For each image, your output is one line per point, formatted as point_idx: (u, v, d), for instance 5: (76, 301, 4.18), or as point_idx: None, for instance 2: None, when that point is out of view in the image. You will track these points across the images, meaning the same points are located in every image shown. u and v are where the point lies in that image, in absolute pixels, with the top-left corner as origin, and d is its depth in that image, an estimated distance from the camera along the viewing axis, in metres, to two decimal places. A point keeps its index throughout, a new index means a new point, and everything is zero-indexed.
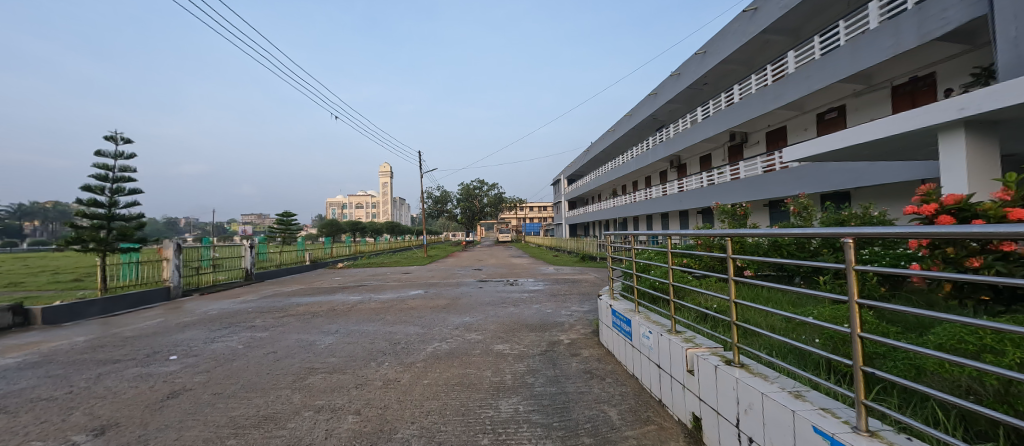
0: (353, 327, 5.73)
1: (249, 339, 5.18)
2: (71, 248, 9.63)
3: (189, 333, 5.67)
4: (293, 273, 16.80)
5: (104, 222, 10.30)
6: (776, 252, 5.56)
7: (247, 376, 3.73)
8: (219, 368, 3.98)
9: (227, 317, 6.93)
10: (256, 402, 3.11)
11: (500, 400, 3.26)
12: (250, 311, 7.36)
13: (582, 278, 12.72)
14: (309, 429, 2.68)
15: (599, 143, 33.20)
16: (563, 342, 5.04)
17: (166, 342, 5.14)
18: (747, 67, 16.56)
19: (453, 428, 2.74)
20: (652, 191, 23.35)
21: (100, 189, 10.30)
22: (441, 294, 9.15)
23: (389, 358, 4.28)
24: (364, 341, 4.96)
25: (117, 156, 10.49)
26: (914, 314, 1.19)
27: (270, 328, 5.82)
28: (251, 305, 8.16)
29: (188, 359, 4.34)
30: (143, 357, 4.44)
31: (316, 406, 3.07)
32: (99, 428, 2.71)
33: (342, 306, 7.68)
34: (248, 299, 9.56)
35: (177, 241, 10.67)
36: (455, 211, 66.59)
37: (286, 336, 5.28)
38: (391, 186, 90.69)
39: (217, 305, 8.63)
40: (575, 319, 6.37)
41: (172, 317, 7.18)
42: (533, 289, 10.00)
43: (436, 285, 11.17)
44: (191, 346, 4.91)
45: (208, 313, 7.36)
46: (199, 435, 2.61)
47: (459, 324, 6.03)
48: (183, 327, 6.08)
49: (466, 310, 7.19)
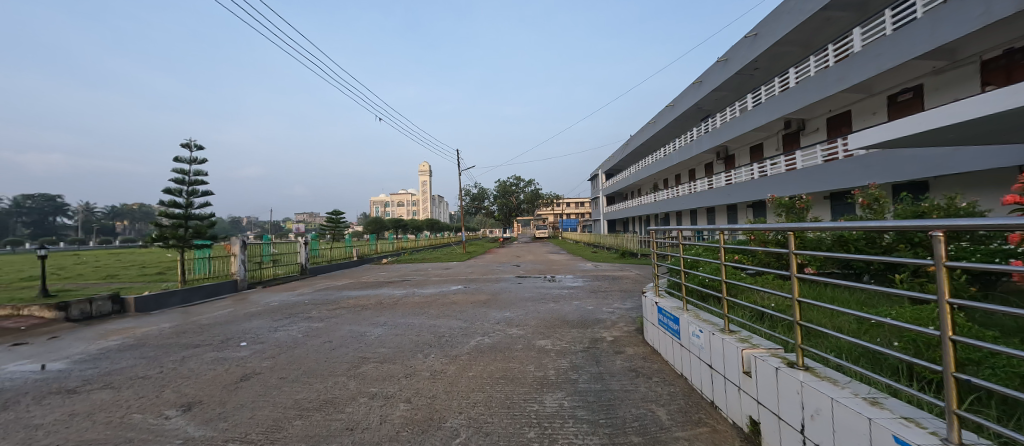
0: (400, 320, 5.98)
1: (307, 329, 5.55)
2: (157, 244, 10.76)
3: (256, 322, 6.18)
4: (343, 268, 17.77)
5: (182, 221, 11.37)
6: (841, 247, 5.17)
7: (308, 362, 4.02)
8: (282, 355, 4.30)
9: (287, 308, 7.48)
10: (316, 388, 3.32)
11: (544, 395, 3.27)
12: (307, 303, 7.88)
13: (622, 274, 12.43)
14: (365, 416, 2.82)
15: (639, 136, 32.20)
16: (606, 340, 4.95)
17: (236, 330, 5.63)
18: (805, 48, 15.30)
19: (499, 420, 2.78)
20: (697, 185, 22.33)
21: (179, 191, 11.42)
22: (481, 289, 9.29)
23: (435, 351, 4.41)
24: (411, 334, 5.16)
25: (193, 161, 11.58)
26: (1014, 313, 1.04)
27: (325, 319, 6.20)
28: (307, 298, 8.75)
29: (256, 346, 4.74)
30: (217, 343, 4.90)
31: (370, 393, 3.23)
32: (186, 404, 3.03)
33: (388, 300, 8.02)
34: (304, 291, 10.23)
35: (243, 238, 11.61)
36: (493, 208, 67.37)
37: (339, 327, 5.61)
38: (430, 185, 93.28)
39: (278, 297, 9.33)
40: (617, 317, 6.23)
41: (240, 307, 7.87)
42: (572, 286, 9.90)
43: (475, 280, 11.33)
44: (258, 333, 5.35)
45: (270, 305, 7.98)
46: (269, 414, 2.84)
47: (500, 318, 6.11)
48: (250, 317, 6.63)
49: (506, 305, 7.25)
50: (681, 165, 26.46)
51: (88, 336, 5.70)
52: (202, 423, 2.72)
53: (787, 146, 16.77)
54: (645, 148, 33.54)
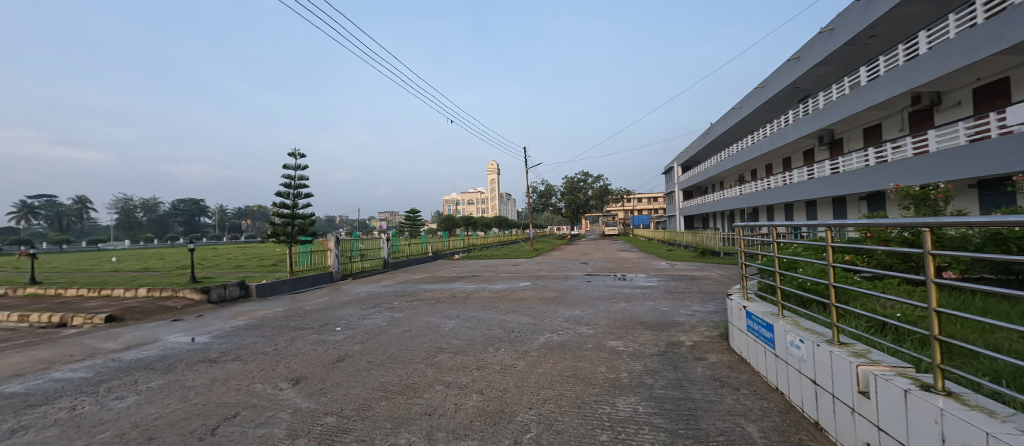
0: (472, 314, 6.22)
1: (390, 318, 6.06)
2: (271, 240, 12.54)
3: (347, 310, 6.93)
4: (419, 263, 19.07)
5: (290, 219, 12.89)
6: (997, 247, 4.16)
7: (391, 349, 4.39)
8: (370, 341, 4.76)
9: (373, 298, 8.26)
10: (398, 373, 3.61)
11: (617, 398, 3.15)
12: (390, 294, 8.62)
13: (702, 275, 11.47)
14: (443, 403, 2.98)
15: (721, 124, 29.41)
16: (684, 344, 4.61)
17: (332, 316, 6.36)
18: (942, 5, 12.57)
19: (571, 419, 2.74)
20: (794, 176, 19.70)
21: (287, 194, 13.08)
22: (550, 287, 9.28)
23: (505, 345, 4.52)
24: (483, 327, 5.34)
25: (297, 167, 13.24)
26: None
27: (405, 310, 6.72)
28: (389, 290, 9.55)
29: (348, 331, 5.30)
30: (318, 327, 5.58)
31: (446, 382, 3.42)
32: (295, 379, 3.49)
33: (460, 294, 8.41)
34: (387, 283, 11.20)
35: (337, 234, 13.03)
36: (560, 205, 66.87)
37: (418, 317, 6.03)
38: (498, 183, 95.61)
39: (366, 288, 10.35)
40: (697, 320, 5.76)
41: (336, 296, 8.89)
42: (646, 286, 9.40)
43: (544, 277, 11.36)
44: (349, 320, 5.99)
45: (360, 295, 8.89)
46: (360, 394, 3.16)
47: (569, 317, 6.03)
48: (342, 305, 7.44)
49: (575, 303, 7.15)
50: (772, 154, 23.56)
51: (224, 316, 6.90)
52: (307, 396, 3.12)
53: (916, 125, 13.96)
54: (729, 136, 30.51)
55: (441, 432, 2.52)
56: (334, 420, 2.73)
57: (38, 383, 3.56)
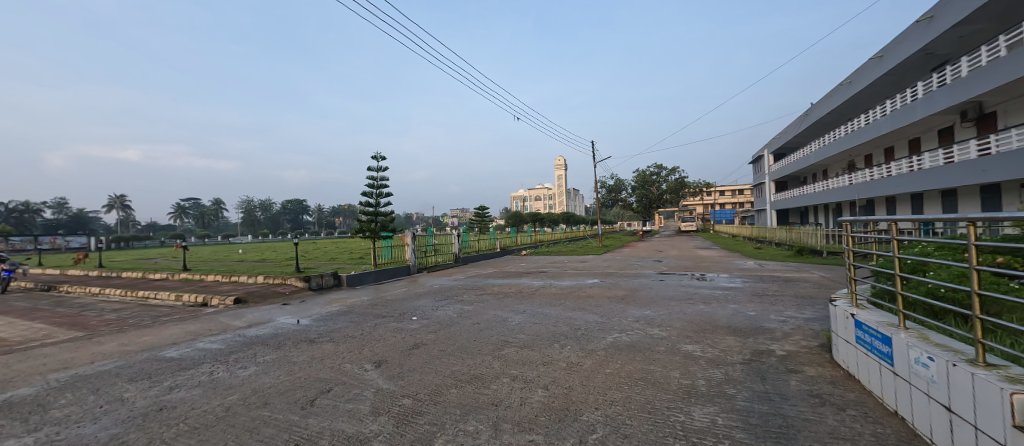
0: (538, 310, 6.27)
1: (460, 310, 6.38)
2: (358, 236, 13.94)
3: (423, 301, 7.44)
4: (488, 259, 19.72)
5: (373, 217, 14.09)
6: None
7: (461, 340, 4.61)
8: (442, 331, 5.05)
9: (445, 291, 8.74)
10: (467, 363, 3.79)
11: (691, 407, 2.92)
12: (461, 288, 9.05)
13: (800, 277, 10.06)
14: (508, 396, 3.05)
15: (824, 104, 25.45)
16: (775, 354, 4.10)
17: (409, 306, 6.90)
18: None
19: (639, 424, 2.61)
20: (925, 160, 16.26)
21: (371, 193, 14.38)
22: (619, 285, 8.94)
23: (570, 343, 4.46)
24: (548, 324, 5.33)
25: (378, 169, 14.47)
26: None
27: (474, 303, 7.00)
28: (460, 283, 10.06)
29: (423, 321, 5.70)
30: (397, 316, 6.09)
31: (511, 375, 3.50)
32: (378, 362, 3.86)
33: (527, 289, 8.50)
34: (458, 277, 11.78)
35: (413, 230, 14.04)
36: (631, 199, 63.77)
37: (486, 311, 6.24)
38: (565, 179, 94.53)
39: (439, 281, 11.00)
40: (791, 327, 5.09)
41: (413, 288, 9.60)
42: (728, 287, 8.57)
43: (613, 275, 10.95)
44: (424, 311, 6.43)
45: (434, 287, 9.48)
46: (433, 380, 3.38)
47: (639, 317, 5.74)
48: (418, 297, 8.02)
49: (646, 303, 6.79)
50: (895, 135, 19.71)
51: (321, 302, 7.89)
52: (388, 378, 3.43)
53: None
54: (835, 118, 26.25)
55: (506, 423, 2.59)
56: (410, 402, 2.97)
57: (189, 350, 4.44)
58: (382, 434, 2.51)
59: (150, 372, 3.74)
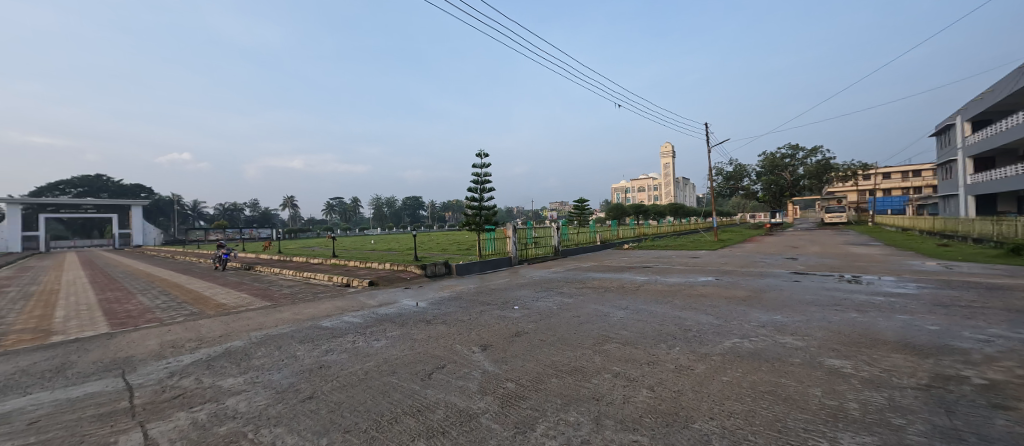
0: (642, 307, 5.92)
1: (560, 302, 6.41)
2: (465, 229, 15.04)
3: (524, 291, 7.72)
4: (588, 252, 19.34)
5: (478, 211, 14.95)
6: None
7: (561, 331, 4.65)
8: (542, 321, 5.16)
9: (545, 282, 8.90)
10: (568, 354, 3.81)
11: (837, 433, 2.42)
12: (560, 280, 9.09)
13: (1018, 284, 7.43)
14: (612, 391, 2.98)
15: None
16: (971, 382, 3.12)
17: (511, 296, 7.21)
18: None
19: (764, 442, 2.27)
20: None
21: (475, 189, 15.30)
22: (740, 284, 7.88)
23: (680, 344, 4.11)
24: (654, 322, 5.01)
25: (482, 166, 15.36)
26: None
27: (574, 296, 6.98)
28: (560, 275, 10.11)
29: (524, 310, 5.91)
30: (499, 304, 6.43)
31: (614, 370, 3.39)
32: (483, 346, 4.15)
33: (630, 285, 8.10)
34: (558, 270, 11.86)
35: (514, 224, 14.57)
36: (755, 187, 55.26)
37: (586, 305, 6.17)
38: (673, 167, 86.51)
39: (539, 273, 11.24)
40: (1000, 350, 3.80)
41: (515, 279, 10.02)
42: (896, 292, 6.81)
43: (731, 273, 9.70)
44: (525, 301, 6.66)
45: (534, 279, 9.74)
46: (535, 368, 3.48)
47: (766, 322, 4.97)
48: (519, 287, 8.35)
49: (776, 306, 5.85)
50: None
51: (435, 288, 8.80)
52: (493, 361, 3.66)
53: None
54: None
55: (609, 420, 2.53)
56: (513, 386, 3.12)
57: (338, 322, 5.42)
58: (488, 412, 2.70)
59: (312, 337, 4.69)
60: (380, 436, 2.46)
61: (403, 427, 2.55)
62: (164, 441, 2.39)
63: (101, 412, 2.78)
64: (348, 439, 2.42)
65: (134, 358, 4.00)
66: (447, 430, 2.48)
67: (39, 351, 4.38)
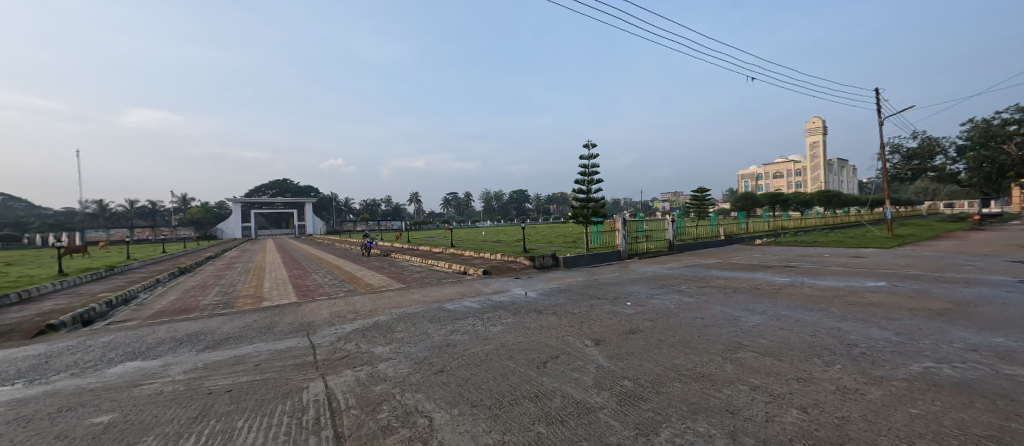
0: (784, 312, 5.07)
1: (679, 301, 5.92)
2: (573, 221, 14.98)
3: (637, 287, 7.34)
4: (710, 247, 17.36)
5: (585, 203, 14.64)
6: None
7: (682, 333, 4.28)
8: (660, 320, 4.84)
9: (660, 279, 8.31)
10: (692, 358, 3.48)
11: None
12: (678, 278, 8.38)
13: None
14: (751, 406, 2.62)
15: None
16: None
17: (623, 291, 6.95)
18: None
19: None
20: None
21: (583, 181, 15.03)
22: (931, 293, 6.11)
23: (841, 361, 3.38)
24: (802, 332, 4.24)
25: (590, 157, 14.99)
26: None
27: (696, 295, 6.36)
28: (677, 272, 9.32)
29: (638, 307, 5.62)
30: (611, 299, 6.25)
31: (749, 383, 2.97)
32: (596, 341, 4.07)
33: (766, 286, 7.01)
34: (674, 266, 10.96)
35: (624, 216, 13.91)
36: (951, 167, 42.00)
37: (712, 306, 5.56)
38: (823, 145, 71.19)
39: (652, 268, 10.54)
40: None
41: (625, 273, 9.61)
42: None
43: (916, 278, 7.59)
44: (639, 297, 6.32)
45: (647, 274, 9.19)
46: (654, 369, 3.29)
47: (979, 345, 3.74)
48: (631, 282, 7.97)
49: (995, 325, 4.36)
50: None
51: (544, 279, 8.98)
52: (608, 357, 3.58)
53: None
54: None
55: (748, 437, 2.23)
56: (631, 385, 3.00)
57: (459, 306, 5.97)
58: (607, 408, 2.65)
59: (439, 317, 5.26)
60: (503, 414, 2.63)
61: (523, 410, 2.67)
62: (338, 391, 2.97)
63: (296, 362, 3.59)
64: (475, 413, 2.64)
65: (312, 323, 5.07)
66: (566, 420, 2.51)
67: (257, 312, 5.90)
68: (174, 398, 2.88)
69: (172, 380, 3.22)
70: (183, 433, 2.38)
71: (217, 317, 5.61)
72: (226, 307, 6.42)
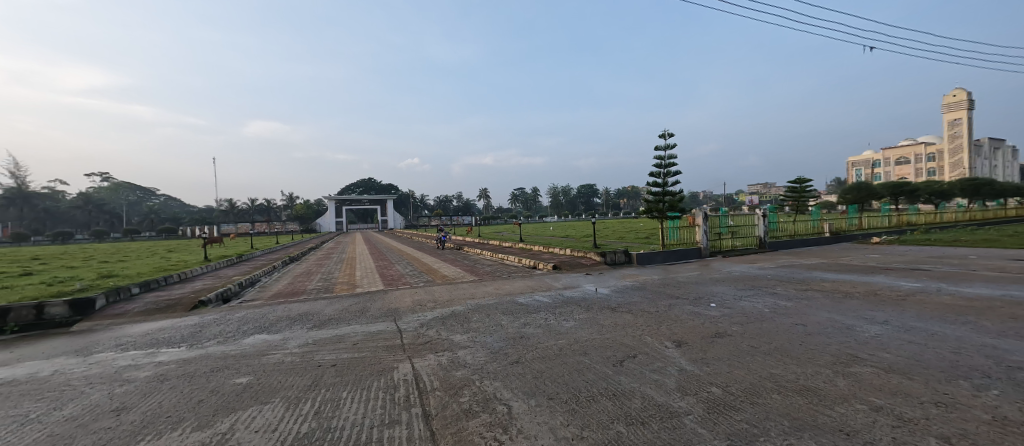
0: (914, 323, 4.28)
1: (774, 305, 5.33)
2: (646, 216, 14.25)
3: (722, 288, 6.76)
4: (810, 246, 15.28)
5: (661, 197, 13.84)
6: None
7: (780, 340, 3.85)
8: (750, 325, 4.40)
9: (749, 280, 7.55)
10: (792, 369, 3.12)
11: None
12: (771, 279, 7.53)
13: None
14: (873, 429, 2.26)
15: None
16: None
17: (705, 291, 6.45)
18: None
19: None
20: None
21: (659, 173, 14.21)
22: None
23: (999, 387, 2.75)
24: (942, 348, 3.53)
25: (666, 147, 14.14)
26: None
27: (795, 299, 5.66)
28: (770, 273, 8.37)
29: (724, 309, 5.18)
30: (692, 299, 5.84)
31: (869, 402, 2.56)
32: (677, 342, 3.85)
33: (889, 292, 5.97)
34: (765, 265, 9.86)
35: (705, 211, 12.85)
36: None
37: (816, 312, 4.90)
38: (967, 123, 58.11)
39: (739, 267, 9.61)
40: None
41: (707, 272, 8.91)
42: None
43: None
44: (725, 299, 5.82)
45: (733, 274, 8.41)
46: (746, 377, 3.01)
47: None
48: (714, 282, 7.37)
49: None
50: None
51: (616, 276, 8.71)
52: (691, 361, 3.36)
53: None
54: None
55: None
56: (720, 392, 2.78)
57: (531, 300, 6.06)
58: (692, 414, 2.49)
59: (512, 310, 5.40)
60: (580, 410, 2.61)
61: (601, 408, 2.63)
62: (423, 373, 3.22)
63: (387, 344, 3.97)
64: (552, 405, 2.67)
65: (398, 309, 5.54)
66: (648, 422, 2.41)
67: (352, 297, 6.63)
68: (293, 367, 3.36)
69: (290, 352, 3.76)
70: (301, 398, 2.77)
71: (321, 300, 6.43)
72: (328, 292, 7.31)
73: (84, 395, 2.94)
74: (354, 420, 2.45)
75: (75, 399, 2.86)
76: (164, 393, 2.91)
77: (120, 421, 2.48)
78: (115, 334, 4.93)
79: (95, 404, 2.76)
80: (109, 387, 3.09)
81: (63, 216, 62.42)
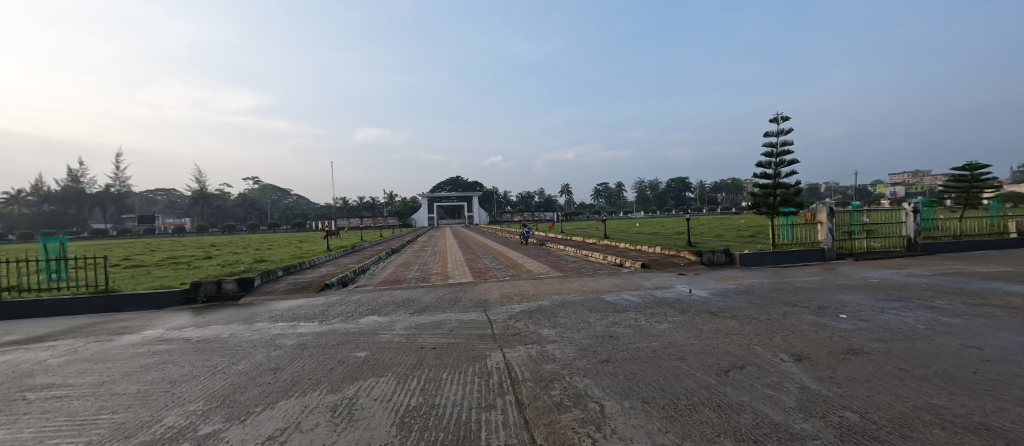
0: None
1: (931, 321, 4.32)
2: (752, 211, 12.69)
3: (856, 297, 5.69)
4: (985, 250, 12.02)
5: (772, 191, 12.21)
6: None
7: (942, 365, 3.11)
8: (898, 343, 3.64)
9: (893, 288, 6.26)
10: (963, 402, 2.50)
11: None
12: (926, 289, 6.13)
13: None
14: None
15: None
16: None
17: (831, 299, 5.52)
18: None
19: None
20: None
21: (769, 163, 12.55)
22: None
23: None
24: None
25: (778, 134, 12.43)
26: None
27: (966, 316, 4.51)
28: (923, 281, 6.82)
29: (858, 322, 4.38)
30: (813, 308, 5.05)
31: None
32: (796, 357, 3.37)
33: None
34: (915, 272, 8.06)
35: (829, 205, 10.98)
36: None
37: (1000, 333, 3.84)
38: None
39: (877, 273, 8.01)
40: None
41: (832, 277, 7.62)
42: None
43: None
44: (859, 310, 4.91)
45: (869, 281, 7.05)
46: (893, 405, 2.50)
47: None
48: (844, 289, 6.26)
49: None
50: None
51: (715, 277, 7.94)
52: (815, 379, 2.91)
53: None
54: None
55: None
56: (855, 419, 2.36)
57: (619, 298, 5.87)
58: (820, 439, 2.15)
59: (600, 308, 5.29)
60: (678, 418, 2.46)
61: (704, 419, 2.43)
62: (515, 363, 3.34)
63: (480, 333, 4.21)
64: (648, 409, 2.55)
65: (488, 300, 5.84)
66: (761, 440, 2.16)
67: (446, 287, 7.17)
68: (400, 347, 3.76)
69: (397, 334, 4.22)
70: (409, 375, 3.09)
71: (420, 289, 7.08)
72: (425, 281, 8.01)
73: (250, 354, 3.70)
74: (454, 400, 2.66)
75: (244, 357, 3.61)
76: (304, 358, 3.51)
77: (276, 378, 3.06)
78: (267, 308, 6.10)
79: (258, 363, 3.45)
80: (267, 350, 3.82)
81: (230, 212, 78.99)
